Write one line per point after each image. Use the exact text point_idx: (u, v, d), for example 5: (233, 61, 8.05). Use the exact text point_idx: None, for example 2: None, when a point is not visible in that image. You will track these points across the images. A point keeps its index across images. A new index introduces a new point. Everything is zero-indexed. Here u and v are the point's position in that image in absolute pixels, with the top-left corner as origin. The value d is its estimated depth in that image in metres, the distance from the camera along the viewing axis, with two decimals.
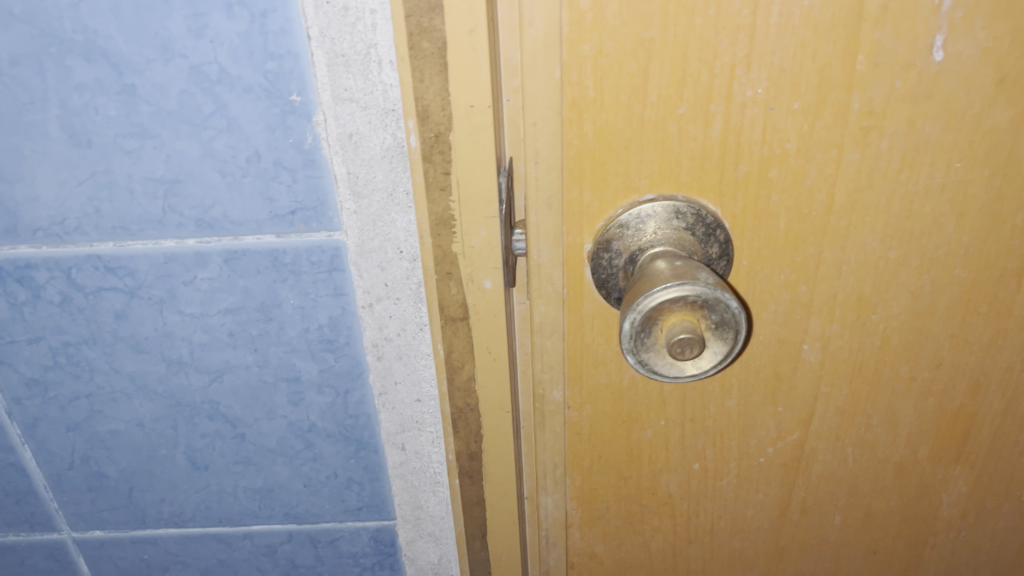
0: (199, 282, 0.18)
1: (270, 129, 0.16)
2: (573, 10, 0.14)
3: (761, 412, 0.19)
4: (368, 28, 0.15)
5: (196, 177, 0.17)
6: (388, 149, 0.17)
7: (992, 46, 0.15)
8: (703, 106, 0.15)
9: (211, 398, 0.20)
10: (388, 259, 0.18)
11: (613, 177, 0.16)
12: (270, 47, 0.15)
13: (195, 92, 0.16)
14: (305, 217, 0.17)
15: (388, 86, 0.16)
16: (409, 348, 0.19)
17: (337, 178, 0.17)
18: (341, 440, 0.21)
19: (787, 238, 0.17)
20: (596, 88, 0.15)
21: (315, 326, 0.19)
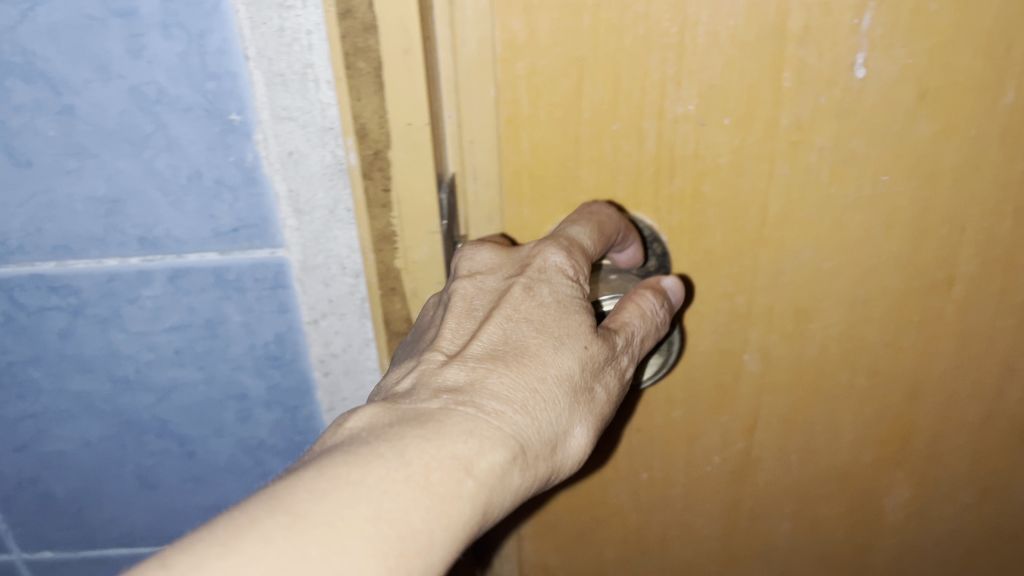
0: (143, 301, 0.19)
1: (210, 148, 0.16)
2: (506, 30, 0.15)
3: (706, 422, 0.19)
4: (305, 48, 0.15)
5: (139, 196, 0.17)
6: (328, 167, 0.17)
7: (911, 63, 0.15)
8: (636, 122, 0.16)
9: (159, 417, 0.21)
10: (331, 275, 0.18)
11: (551, 192, 0.16)
12: (208, 68, 0.16)
13: (135, 112, 0.16)
14: (248, 235, 0.18)
15: (326, 105, 0.16)
16: (355, 363, 0.20)
17: (278, 196, 0.17)
18: (290, 457, 0.22)
19: (724, 251, 0.17)
20: (531, 106, 0.15)
21: (261, 343, 0.19)
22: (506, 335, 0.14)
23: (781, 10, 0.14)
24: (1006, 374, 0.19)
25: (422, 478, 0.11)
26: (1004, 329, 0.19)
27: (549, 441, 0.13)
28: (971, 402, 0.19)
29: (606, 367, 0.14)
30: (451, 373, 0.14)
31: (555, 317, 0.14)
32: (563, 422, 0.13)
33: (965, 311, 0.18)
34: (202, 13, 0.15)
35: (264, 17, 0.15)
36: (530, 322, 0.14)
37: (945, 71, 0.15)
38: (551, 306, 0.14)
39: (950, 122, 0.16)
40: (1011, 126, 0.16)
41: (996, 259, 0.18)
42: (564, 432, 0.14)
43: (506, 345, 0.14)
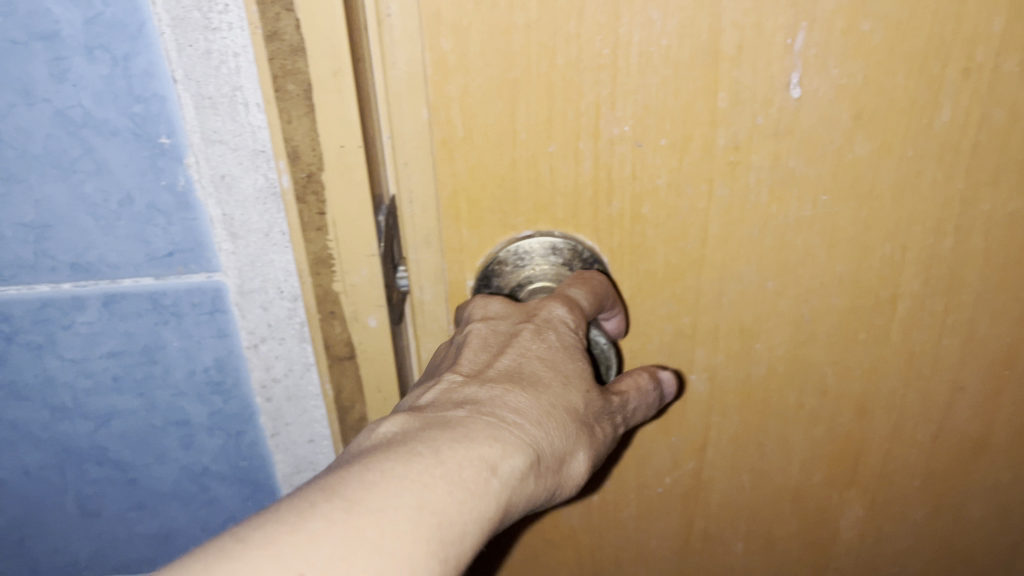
0: (78, 327, 0.18)
1: (141, 172, 0.16)
2: (436, 51, 0.14)
3: (655, 441, 0.19)
4: (232, 71, 0.15)
5: (68, 221, 0.17)
6: (262, 190, 0.17)
7: (846, 82, 0.15)
8: (571, 144, 0.15)
9: (99, 445, 0.20)
10: (270, 300, 0.18)
11: (489, 213, 0.16)
12: (135, 90, 0.15)
13: (61, 135, 0.16)
14: (183, 259, 0.17)
15: (257, 128, 0.16)
16: (298, 389, 0.19)
17: (213, 219, 0.17)
18: (236, 484, 0.21)
19: (665, 271, 0.17)
20: (464, 128, 0.15)
21: (202, 368, 0.19)
22: (519, 365, 0.14)
23: (713, 31, 0.14)
24: (954, 393, 0.19)
25: (460, 475, 0.11)
26: (950, 348, 0.18)
27: (559, 463, 0.13)
28: (921, 419, 0.19)
29: (603, 412, 0.14)
30: (474, 391, 0.13)
31: (565, 357, 0.14)
32: (573, 447, 0.13)
33: (910, 330, 0.18)
34: (126, 37, 0.15)
35: (189, 40, 0.15)
36: (543, 358, 0.14)
37: (882, 90, 0.15)
38: (561, 346, 0.14)
39: (889, 142, 0.16)
40: (949, 144, 0.16)
41: (938, 278, 0.17)
42: (570, 459, 0.13)
43: (521, 373, 0.14)
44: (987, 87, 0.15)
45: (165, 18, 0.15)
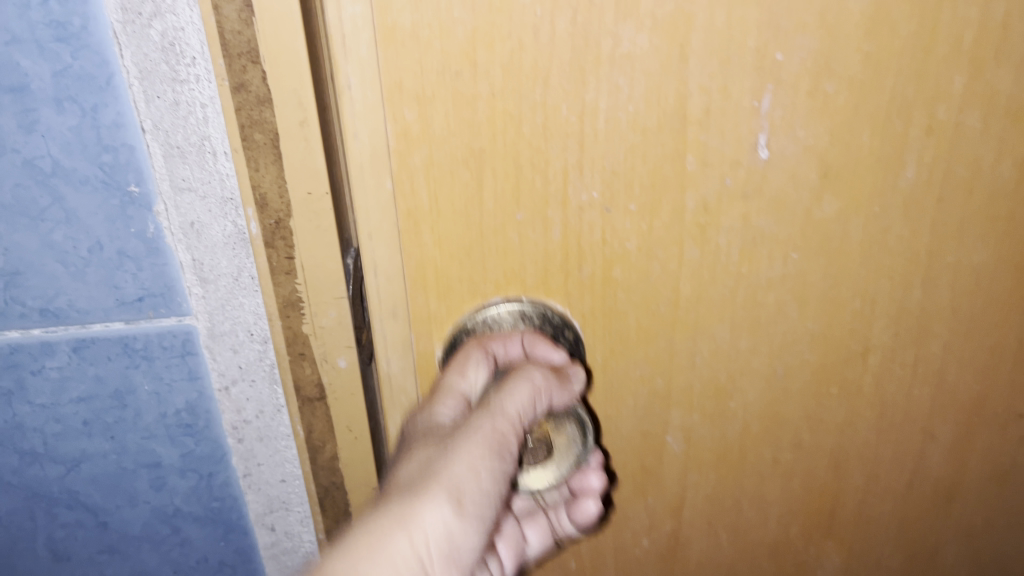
0: (48, 371, 0.18)
1: (110, 220, 0.17)
2: (399, 123, 0.14)
3: (632, 503, 0.19)
4: (200, 120, 0.15)
5: (37, 267, 0.17)
6: (230, 236, 0.17)
7: (812, 144, 0.15)
8: (540, 212, 0.15)
9: (69, 488, 0.20)
10: (240, 343, 0.18)
11: (457, 282, 0.16)
12: (103, 139, 0.16)
13: (30, 184, 0.16)
14: (153, 304, 0.18)
15: (225, 174, 0.16)
16: (270, 430, 0.20)
17: (182, 264, 0.17)
18: (208, 524, 0.21)
19: (638, 334, 0.17)
20: (430, 198, 0.15)
21: (172, 411, 0.19)
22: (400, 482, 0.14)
23: (680, 95, 0.14)
24: (923, 437, 0.19)
25: None
26: (920, 398, 0.18)
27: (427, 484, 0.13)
28: (894, 470, 0.19)
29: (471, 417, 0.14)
30: None
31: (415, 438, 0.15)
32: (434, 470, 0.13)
33: (880, 382, 0.18)
34: (96, 88, 0.15)
35: (157, 90, 0.15)
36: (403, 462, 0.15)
37: (850, 148, 0.15)
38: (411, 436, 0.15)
39: (858, 199, 0.16)
40: (914, 201, 0.16)
41: (907, 332, 0.17)
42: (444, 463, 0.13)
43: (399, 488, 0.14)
44: (949, 142, 0.15)
45: (134, 72, 0.15)
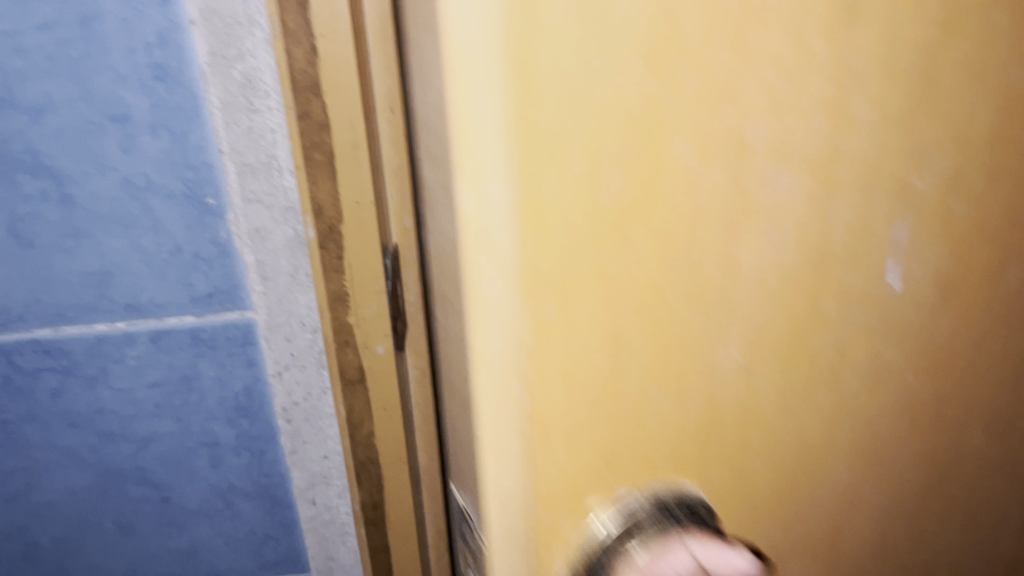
0: (137, 331, 0.33)
1: (190, 230, 0.31)
2: (544, 323, 0.14)
3: None
4: (272, 147, 0.29)
5: (128, 266, 0.31)
6: (288, 238, 0.31)
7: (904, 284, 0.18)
8: (670, 386, 0.16)
9: (145, 397, 0.35)
10: (290, 296, 0.33)
11: (591, 483, 0.16)
12: (191, 166, 0.30)
13: (128, 203, 0.30)
14: (219, 298, 0.33)
15: (288, 188, 0.30)
16: (302, 347, 0.34)
17: (245, 264, 0.32)
18: (237, 429, 0.36)
19: (742, 482, 0.19)
20: (566, 398, 0.15)
21: (227, 356, 0.34)
22: None
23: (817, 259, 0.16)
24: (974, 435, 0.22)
25: None
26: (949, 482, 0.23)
27: None
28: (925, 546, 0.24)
29: None
30: None
31: None
32: None
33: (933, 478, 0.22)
34: (186, 136, 0.29)
35: (241, 137, 0.29)
36: None
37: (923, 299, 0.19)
38: None
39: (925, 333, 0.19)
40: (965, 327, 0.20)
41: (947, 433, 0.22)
42: None
43: None
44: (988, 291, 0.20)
45: (218, 103, 0.28)
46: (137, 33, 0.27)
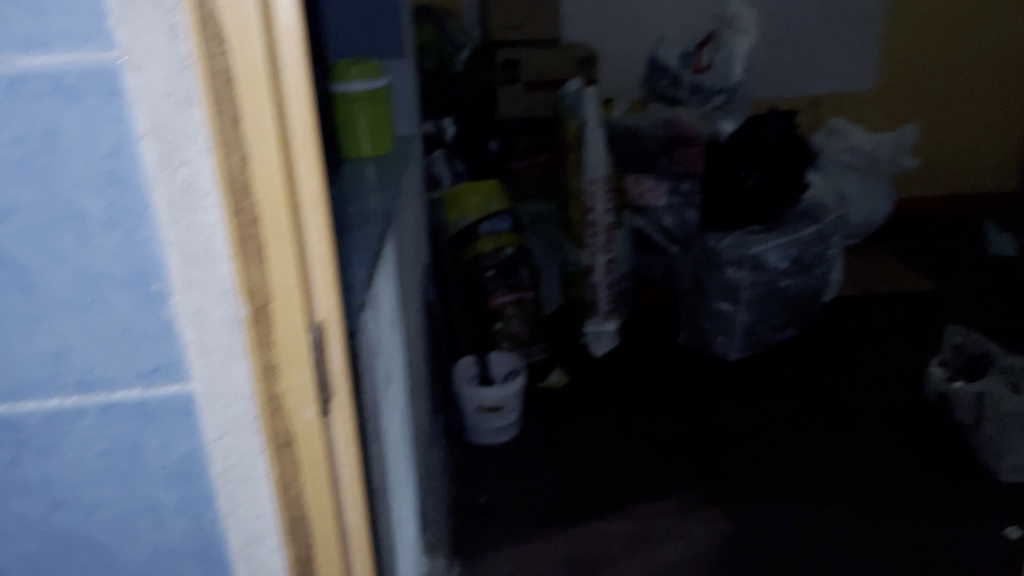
0: (90, 404, 0.43)
1: (135, 313, 0.41)
2: None
3: None
4: (208, 241, 0.40)
5: (81, 347, 0.42)
6: (226, 317, 0.42)
7: None
8: None
9: (92, 459, 0.44)
10: (223, 363, 0.43)
11: None
12: (137, 256, 0.40)
13: (82, 291, 0.41)
14: (162, 372, 0.43)
15: (223, 275, 0.41)
16: (232, 404, 0.44)
17: (188, 340, 0.42)
18: (174, 482, 0.45)
19: None
20: None
21: (169, 418, 0.44)
22: None
23: None
24: None
25: None
26: None
27: None
28: None
29: None
30: None
31: None
32: None
33: None
34: (130, 228, 0.40)
35: (183, 233, 0.40)
36: None
37: None
38: None
39: None
40: None
41: None
42: None
43: None
44: None
45: (161, 201, 0.39)
46: (96, 146, 0.38)
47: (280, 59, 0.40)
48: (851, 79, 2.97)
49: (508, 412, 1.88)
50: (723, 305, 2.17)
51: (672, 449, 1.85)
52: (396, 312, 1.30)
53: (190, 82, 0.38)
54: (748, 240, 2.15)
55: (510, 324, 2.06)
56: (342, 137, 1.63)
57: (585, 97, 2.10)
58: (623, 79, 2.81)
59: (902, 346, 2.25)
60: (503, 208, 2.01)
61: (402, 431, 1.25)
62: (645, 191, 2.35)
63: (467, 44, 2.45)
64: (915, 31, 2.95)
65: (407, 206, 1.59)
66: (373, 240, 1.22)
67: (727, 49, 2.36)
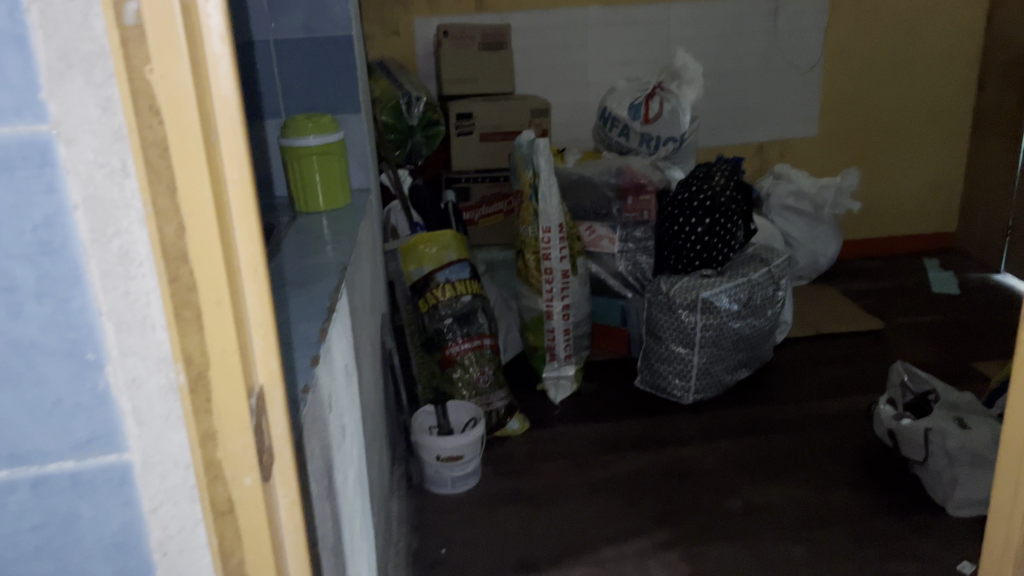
0: (18, 480, 0.43)
1: (68, 384, 0.42)
2: None
3: None
4: (145, 312, 0.41)
5: (16, 422, 0.42)
6: (164, 385, 0.43)
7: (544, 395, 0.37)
8: None
9: (24, 536, 0.44)
10: (160, 430, 0.43)
11: None
12: (70, 327, 0.41)
13: (14, 364, 0.41)
14: (96, 442, 0.43)
15: (159, 342, 0.42)
16: (168, 472, 0.44)
17: (122, 408, 0.43)
18: (108, 556, 0.45)
19: None
20: None
21: (102, 491, 0.44)
22: None
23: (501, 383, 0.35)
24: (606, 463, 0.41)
25: None
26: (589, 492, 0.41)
27: None
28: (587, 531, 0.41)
29: None
30: None
31: None
32: None
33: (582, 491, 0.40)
34: (61, 299, 0.40)
35: (117, 303, 0.41)
36: None
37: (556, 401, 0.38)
38: None
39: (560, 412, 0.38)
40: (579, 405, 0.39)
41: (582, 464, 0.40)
42: None
43: None
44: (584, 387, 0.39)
45: (95, 271, 0.40)
46: (26, 219, 0.39)
47: (213, 131, 0.40)
48: (794, 127, 3.09)
49: (468, 461, 1.86)
50: (677, 349, 2.21)
51: (631, 492, 1.86)
52: (352, 365, 1.30)
53: (124, 154, 0.39)
54: (699, 284, 2.19)
55: (468, 372, 2.04)
56: (299, 191, 1.64)
57: (538, 147, 2.14)
58: (575, 129, 2.88)
59: (851, 383, 2.31)
60: (461, 257, 2.04)
61: (359, 484, 1.24)
62: (599, 238, 2.42)
63: (421, 97, 2.40)
64: (852, 81, 3.09)
65: (363, 258, 1.60)
66: (328, 293, 1.23)
67: (675, 100, 2.47)
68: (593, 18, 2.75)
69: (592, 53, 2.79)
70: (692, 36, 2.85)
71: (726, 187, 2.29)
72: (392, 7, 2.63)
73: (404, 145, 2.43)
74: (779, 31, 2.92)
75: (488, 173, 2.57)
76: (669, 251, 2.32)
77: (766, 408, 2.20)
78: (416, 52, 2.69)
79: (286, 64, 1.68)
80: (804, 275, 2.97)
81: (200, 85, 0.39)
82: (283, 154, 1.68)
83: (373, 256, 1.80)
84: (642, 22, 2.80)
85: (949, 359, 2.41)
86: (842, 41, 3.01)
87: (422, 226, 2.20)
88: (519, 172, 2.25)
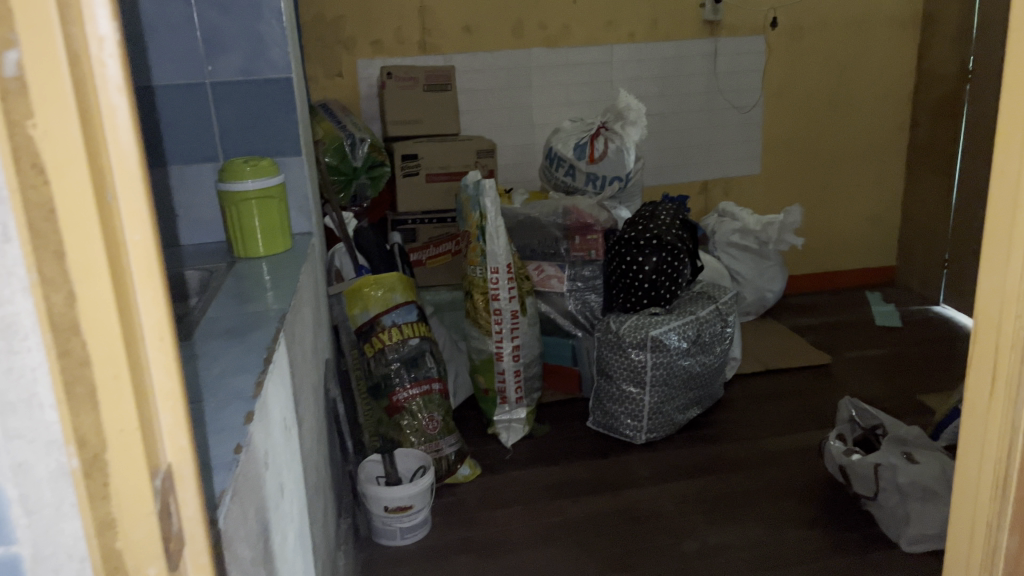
0: None
1: None
2: None
3: None
4: (31, 391, 0.37)
5: None
6: (54, 470, 0.39)
7: None
8: None
9: None
10: (52, 518, 0.39)
11: None
12: None
13: None
14: None
15: (48, 424, 0.38)
16: (64, 561, 0.40)
17: (11, 494, 0.39)
18: None
19: None
20: None
21: None
22: None
23: None
24: None
25: None
26: None
27: None
28: None
29: None
30: None
31: None
32: None
33: None
34: None
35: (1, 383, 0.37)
36: None
37: None
38: None
39: None
40: None
41: None
42: None
43: None
44: None
45: None
46: None
47: (110, 190, 0.37)
48: (736, 165, 3.15)
49: (417, 512, 1.80)
50: (628, 388, 2.19)
51: (586, 539, 1.82)
52: (291, 417, 1.25)
53: (4, 219, 0.36)
54: (648, 322, 2.18)
55: (416, 419, 1.99)
56: (238, 237, 1.59)
57: (483, 188, 2.12)
58: (522, 169, 2.88)
59: (801, 419, 2.32)
60: (408, 299, 1.99)
61: (300, 545, 1.17)
62: (547, 278, 2.42)
63: (365, 139, 2.37)
64: (791, 121, 3.17)
65: (305, 303, 1.55)
66: (265, 342, 1.18)
67: (619, 140, 2.50)
68: (537, 59, 2.77)
69: (537, 93, 2.81)
70: (635, 77, 2.89)
71: (671, 227, 2.33)
72: (336, 48, 2.61)
73: (347, 186, 2.38)
74: (719, 72, 2.99)
75: (436, 214, 2.56)
76: (617, 290, 2.31)
77: (718, 446, 2.19)
78: (360, 93, 2.67)
79: (223, 107, 1.63)
80: (751, 310, 2.99)
81: (91, 137, 0.36)
82: (220, 198, 1.62)
83: (315, 301, 1.74)
84: (586, 63, 2.83)
85: (895, 392, 2.44)
86: (781, 82, 3.09)
87: (367, 268, 2.13)
88: (465, 212, 2.23)
